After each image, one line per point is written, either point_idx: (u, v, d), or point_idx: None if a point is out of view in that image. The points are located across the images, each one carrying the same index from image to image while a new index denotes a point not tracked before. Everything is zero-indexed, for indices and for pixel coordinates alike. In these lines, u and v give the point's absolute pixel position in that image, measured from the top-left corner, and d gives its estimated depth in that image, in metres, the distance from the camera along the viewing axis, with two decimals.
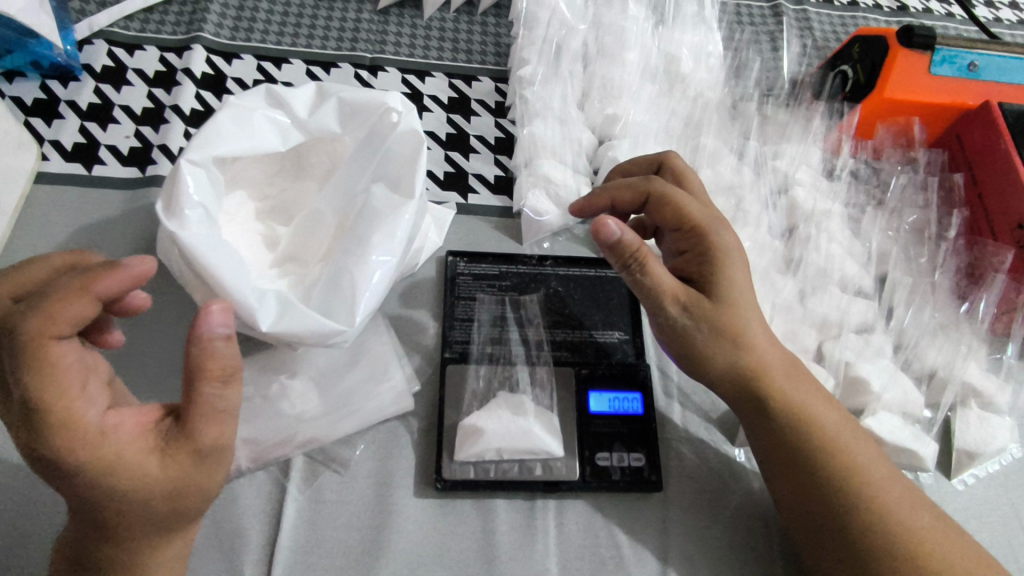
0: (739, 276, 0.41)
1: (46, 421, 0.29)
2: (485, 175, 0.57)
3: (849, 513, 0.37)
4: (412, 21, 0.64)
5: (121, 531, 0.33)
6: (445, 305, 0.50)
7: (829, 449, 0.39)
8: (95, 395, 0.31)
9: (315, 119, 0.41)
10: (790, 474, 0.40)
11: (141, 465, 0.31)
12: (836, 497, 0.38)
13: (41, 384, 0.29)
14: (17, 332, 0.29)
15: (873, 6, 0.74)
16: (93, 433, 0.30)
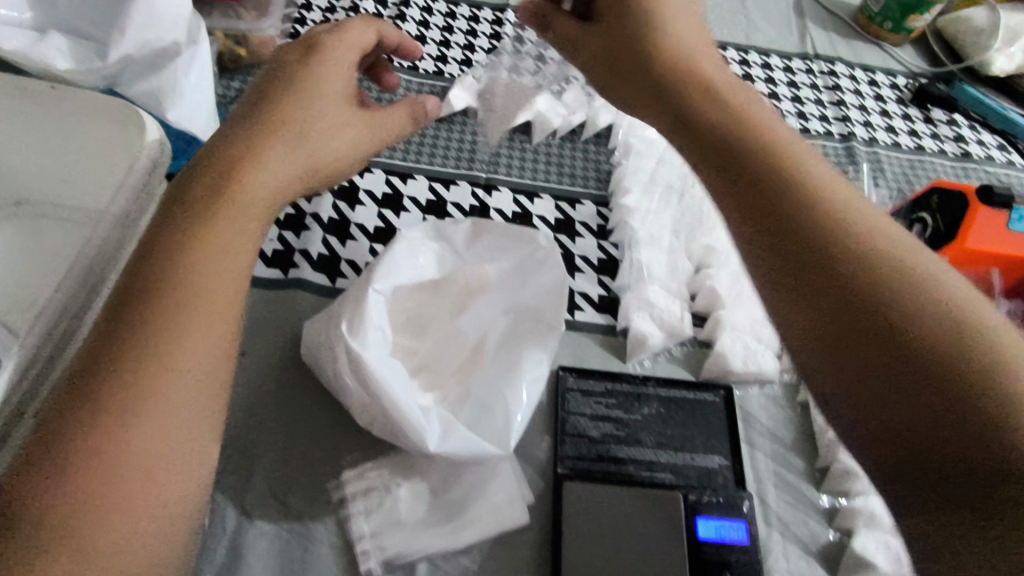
0: (726, 91, 0.44)
1: (297, 116, 0.43)
2: (589, 294, 0.61)
3: (926, 325, 0.32)
4: (522, 145, 0.70)
5: (293, 119, 0.43)
6: (556, 420, 0.53)
7: (895, 253, 0.35)
8: (326, 112, 0.44)
9: (469, 251, 0.47)
10: (796, 284, 0.36)
11: (341, 105, 0.46)
12: (908, 301, 0.33)
13: (305, 104, 0.44)
14: (320, 79, 0.45)
15: (939, 150, 0.80)
16: (330, 119, 0.44)
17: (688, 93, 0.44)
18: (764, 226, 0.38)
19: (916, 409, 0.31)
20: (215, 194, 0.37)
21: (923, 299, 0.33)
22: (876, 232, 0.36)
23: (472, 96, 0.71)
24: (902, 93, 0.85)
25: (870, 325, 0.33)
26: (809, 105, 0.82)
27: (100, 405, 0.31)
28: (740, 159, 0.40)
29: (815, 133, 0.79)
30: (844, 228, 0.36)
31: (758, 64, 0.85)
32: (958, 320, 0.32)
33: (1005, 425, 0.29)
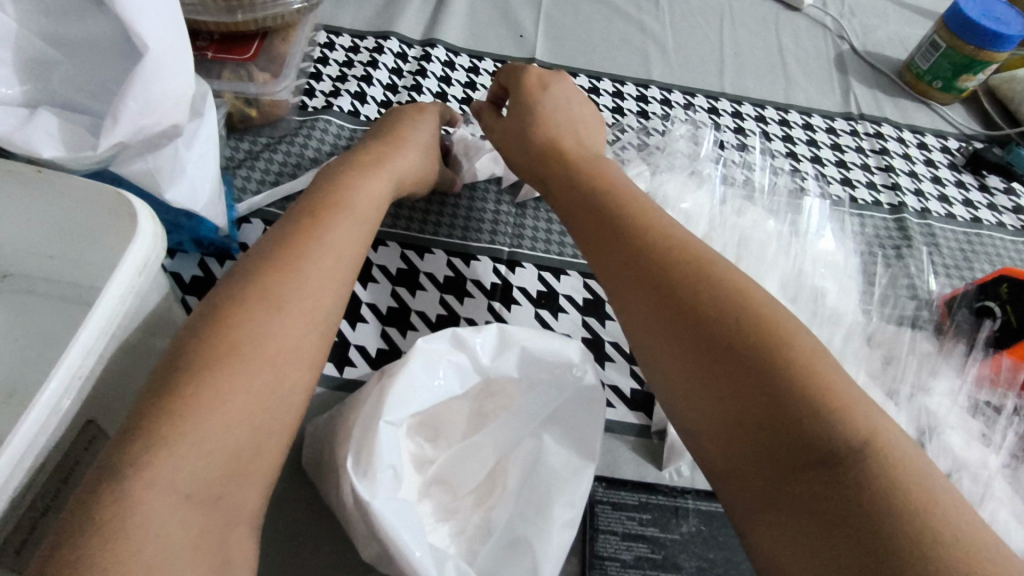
0: (627, 181, 0.52)
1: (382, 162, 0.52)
2: (621, 388, 0.55)
3: (813, 420, 0.33)
4: (548, 216, 0.66)
5: (363, 168, 0.51)
6: (584, 539, 0.47)
7: (776, 346, 0.37)
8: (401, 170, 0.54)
9: (496, 364, 0.41)
10: (686, 369, 0.38)
11: (415, 171, 0.56)
12: (787, 387, 0.35)
13: (383, 161, 0.52)
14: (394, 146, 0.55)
15: (997, 223, 0.74)
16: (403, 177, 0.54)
17: (598, 198, 0.50)
18: (655, 324, 0.41)
19: (793, 496, 0.32)
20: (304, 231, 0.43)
21: (800, 391, 0.34)
22: (758, 329, 0.38)
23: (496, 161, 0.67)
24: (955, 158, 0.80)
25: (753, 420, 0.35)
26: (855, 170, 0.76)
27: (169, 405, 0.32)
28: (632, 256, 0.44)
29: (864, 202, 0.73)
30: (722, 325, 0.38)
31: (799, 123, 0.80)
32: (834, 406, 0.34)
33: (879, 512, 0.29)
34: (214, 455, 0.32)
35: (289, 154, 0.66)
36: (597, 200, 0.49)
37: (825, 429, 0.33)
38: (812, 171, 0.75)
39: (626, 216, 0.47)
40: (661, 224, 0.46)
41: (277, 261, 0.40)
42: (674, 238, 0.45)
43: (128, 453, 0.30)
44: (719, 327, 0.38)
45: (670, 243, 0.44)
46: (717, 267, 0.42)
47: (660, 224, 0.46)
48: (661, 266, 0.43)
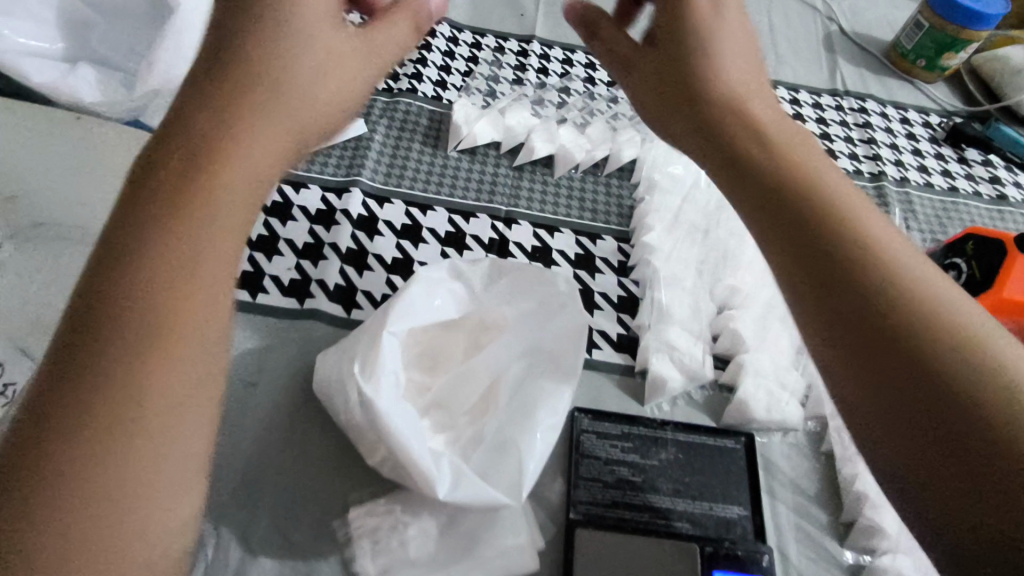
0: (737, 74, 0.44)
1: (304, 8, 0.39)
2: (608, 332, 0.59)
3: (940, 354, 0.30)
4: (544, 178, 0.70)
5: (306, 27, 0.39)
6: (569, 462, 0.52)
7: (900, 276, 0.33)
8: (363, 46, 0.44)
9: (488, 292, 0.46)
10: (789, 262, 0.36)
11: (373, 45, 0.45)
12: (910, 319, 0.32)
13: (319, 19, 0.40)
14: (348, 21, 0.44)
15: (973, 193, 0.77)
16: (359, 48, 0.44)
17: (712, 91, 0.43)
18: (766, 241, 0.37)
19: (911, 406, 0.30)
20: (228, 117, 0.34)
21: (926, 324, 0.32)
22: (876, 254, 0.34)
23: (496, 128, 0.71)
24: (936, 132, 0.83)
25: (870, 328, 0.32)
26: (838, 141, 0.80)
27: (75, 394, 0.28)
28: (731, 154, 0.41)
29: (845, 171, 0.77)
30: (846, 250, 0.34)
31: (787, 98, 0.83)
32: (959, 339, 0.31)
33: (1005, 469, 0.27)
34: (150, 432, 0.28)
35: None
36: (698, 97, 0.43)
37: (953, 355, 0.30)
38: None
39: (740, 108, 0.42)
40: (773, 127, 0.41)
41: (191, 159, 0.33)
42: (792, 149, 0.40)
43: (37, 444, 0.27)
44: (840, 250, 0.35)
45: (789, 154, 0.39)
46: (838, 184, 0.38)
47: (774, 129, 0.41)
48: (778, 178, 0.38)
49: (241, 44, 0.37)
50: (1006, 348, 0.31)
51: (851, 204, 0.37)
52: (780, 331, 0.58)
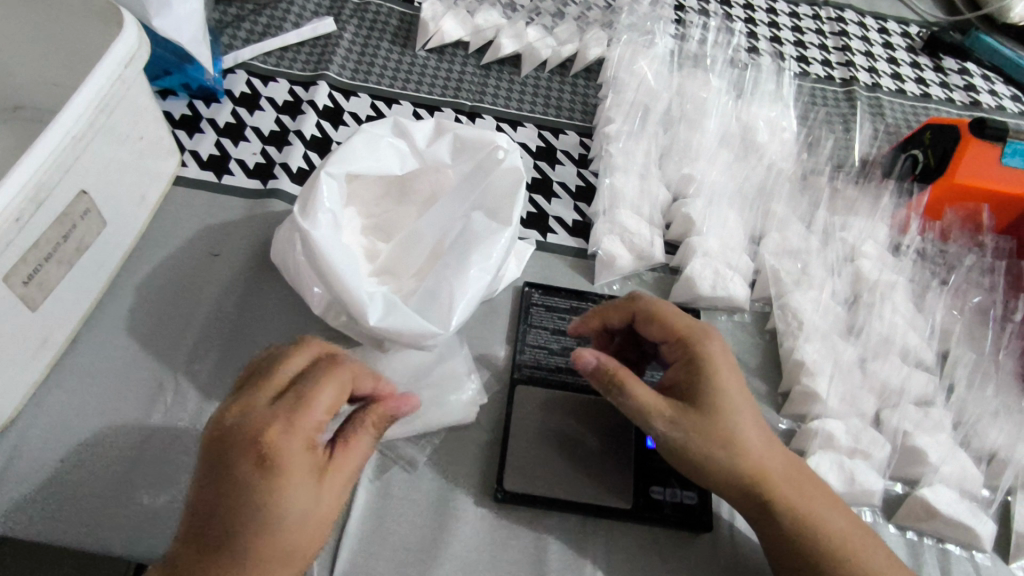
0: (734, 380, 0.41)
1: (246, 401, 0.34)
2: (564, 218, 0.61)
3: (806, 524, 0.40)
4: (510, 77, 0.71)
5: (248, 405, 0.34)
6: (517, 331, 0.53)
7: (771, 479, 0.40)
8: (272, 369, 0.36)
9: (430, 149, 0.47)
10: (721, 484, 0.41)
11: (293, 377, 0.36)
12: (788, 512, 0.40)
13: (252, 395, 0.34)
14: (283, 378, 0.36)
15: (946, 99, 0.76)
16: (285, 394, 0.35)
17: (713, 407, 0.40)
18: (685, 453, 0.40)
19: (782, 538, 0.40)
20: (235, 513, 0.31)
21: (789, 514, 0.40)
22: (770, 468, 0.40)
23: (464, 28, 0.72)
24: (913, 42, 0.82)
25: (756, 494, 0.40)
26: (811, 49, 0.78)
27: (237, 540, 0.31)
28: (711, 446, 0.40)
29: (817, 76, 0.75)
30: (744, 471, 0.40)
31: (764, 7, 0.82)
32: (825, 522, 0.40)
33: (832, 556, 0.39)
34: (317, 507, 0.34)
35: (272, 18, 0.71)
36: (684, 414, 0.40)
37: (819, 535, 0.40)
38: (769, 48, 0.76)
39: (731, 424, 0.40)
40: (751, 414, 0.41)
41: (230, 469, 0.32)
42: (739, 394, 0.41)
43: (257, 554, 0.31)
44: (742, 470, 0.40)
45: (725, 385, 0.41)
46: (749, 404, 0.41)
47: (723, 364, 0.41)
48: (719, 414, 0.40)
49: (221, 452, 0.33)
50: (851, 531, 0.40)
51: (756, 427, 0.41)
52: (732, 214, 0.59)
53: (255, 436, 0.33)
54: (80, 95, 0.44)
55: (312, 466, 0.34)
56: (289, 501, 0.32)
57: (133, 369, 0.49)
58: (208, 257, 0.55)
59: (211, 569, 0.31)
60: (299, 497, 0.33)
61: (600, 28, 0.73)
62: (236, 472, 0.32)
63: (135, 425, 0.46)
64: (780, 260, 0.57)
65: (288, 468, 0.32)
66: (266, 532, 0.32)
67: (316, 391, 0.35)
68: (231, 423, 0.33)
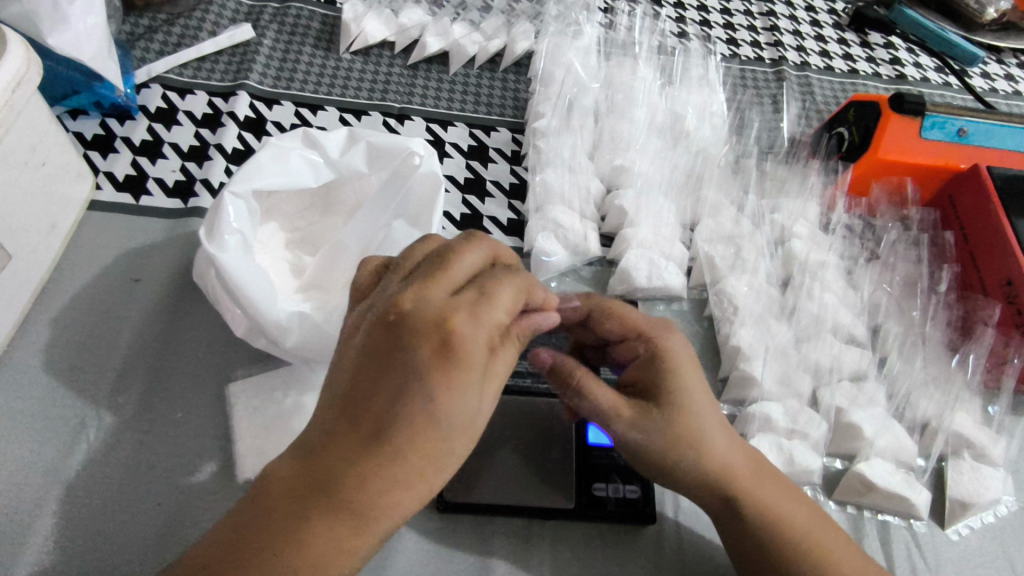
0: (701, 398, 0.38)
1: (422, 312, 0.30)
2: (498, 217, 0.60)
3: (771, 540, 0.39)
4: (439, 76, 0.69)
5: (429, 313, 0.30)
6: None
7: (727, 480, 0.39)
8: (452, 272, 0.32)
9: (345, 159, 0.47)
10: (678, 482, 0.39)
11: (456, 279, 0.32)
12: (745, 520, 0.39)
13: (426, 298, 0.30)
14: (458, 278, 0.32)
15: (873, 73, 0.77)
16: (467, 300, 0.31)
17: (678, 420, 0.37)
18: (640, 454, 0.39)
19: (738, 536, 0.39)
20: (405, 403, 0.28)
21: (748, 520, 0.39)
22: (726, 474, 0.39)
23: (389, 27, 0.70)
24: (839, 19, 0.83)
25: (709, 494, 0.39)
26: (741, 31, 0.79)
27: (404, 457, 0.29)
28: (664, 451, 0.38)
29: (746, 58, 0.75)
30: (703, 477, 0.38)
31: None
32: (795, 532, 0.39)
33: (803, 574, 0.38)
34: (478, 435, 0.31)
35: (187, 27, 0.69)
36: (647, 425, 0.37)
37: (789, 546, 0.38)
38: (698, 32, 0.76)
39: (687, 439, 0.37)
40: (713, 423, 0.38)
41: (406, 379, 0.29)
42: (707, 407, 0.38)
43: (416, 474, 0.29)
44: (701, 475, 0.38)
45: (688, 389, 0.38)
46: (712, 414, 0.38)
47: (689, 377, 0.38)
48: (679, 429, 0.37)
49: (401, 357, 0.29)
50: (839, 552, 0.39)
51: (718, 430, 0.38)
52: (665, 203, 0.59)
53: (435, 329, 0.29)
54: None
55: (485, 370, 0.30)
56: (464, 404, 0.29)
57: (51, 406, 0.47)
58: (128, 282, 0.53)
59: (385, 450, 0.28)
60: (470, 403, 0.30)
61: (527, 20, 0.72)
62: (417, 385, 0.29)
63: (56, 465, 0.44)
64: (713, 246, 0.57)
65: (469, 369, 0.29)
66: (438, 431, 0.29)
67: (498, 296, 0.31)
68: (404, 322, 0.30)
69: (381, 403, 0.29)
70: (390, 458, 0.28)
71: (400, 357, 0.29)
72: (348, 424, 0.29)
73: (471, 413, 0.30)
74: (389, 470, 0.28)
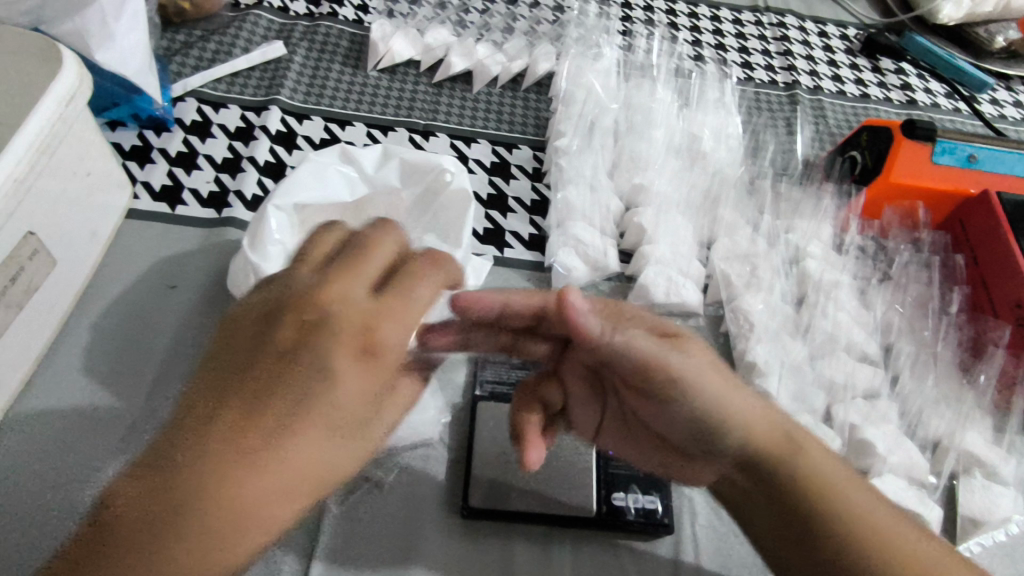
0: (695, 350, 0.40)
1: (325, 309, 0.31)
2: (520, 233, 0.62)
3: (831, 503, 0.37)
4: (462, 94, 0.72)
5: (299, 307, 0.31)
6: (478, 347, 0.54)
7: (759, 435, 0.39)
8: (383, 263, 0.34)
9: (379, 174, 0.49)
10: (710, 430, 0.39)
11: (371, 273, 0.33)
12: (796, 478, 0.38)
13: (345, 289, 0.32)
14: (371, 265, 0.34)
15: (883, 99, 0.79)
16: (357, 292, 0.33)
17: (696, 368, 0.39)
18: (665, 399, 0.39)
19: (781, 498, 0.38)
20: (303, 393, 0.29)
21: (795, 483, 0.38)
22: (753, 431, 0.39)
23: (414, 47, 0.73)
24: (852, 44, 0.85)
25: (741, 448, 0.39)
26: (755, 55, 0.81)
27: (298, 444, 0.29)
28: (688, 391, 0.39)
29: (761, 81, 0.78)
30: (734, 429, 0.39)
31: (708, 15, 0.84)
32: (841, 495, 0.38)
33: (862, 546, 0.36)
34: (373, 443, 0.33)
35: (221, 44, 0.71)
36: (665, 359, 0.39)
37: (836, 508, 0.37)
38: (714, 56, 0.78)
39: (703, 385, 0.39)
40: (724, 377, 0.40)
41: (319, 369, 0.30)
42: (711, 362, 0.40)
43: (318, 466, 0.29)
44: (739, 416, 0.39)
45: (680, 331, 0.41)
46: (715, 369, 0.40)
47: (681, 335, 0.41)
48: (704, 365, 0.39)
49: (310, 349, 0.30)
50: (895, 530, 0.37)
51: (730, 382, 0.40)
52: (682, 221, 0.61)
53: (354, 319, 0.31)
54: (23, 135, 0.43)
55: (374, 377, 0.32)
56: (352, 398, 0.31)
57: (89, 407, 0.48)
58: (164, 289, 0.55)
59: (300, 434, 0.28)
60: (362, 400, 0.31)
61: (548, 42, 0.74)
62: (325, 371, 0.30)
63: (95, 463, 0.46)
64: (729, 264, 0.58)
65: (364, 362, 0.31)
66: (345, 411, 0.30)
67: (417, 290, 0.34)
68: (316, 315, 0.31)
69: (295, 389, 0.29)
70: (298, 446, 0.28)
71: (325, 348, 0.30)
72: (243, 404, 0.28)
73: (368, 409, 0.31)
74: (291, 456, 0.28)
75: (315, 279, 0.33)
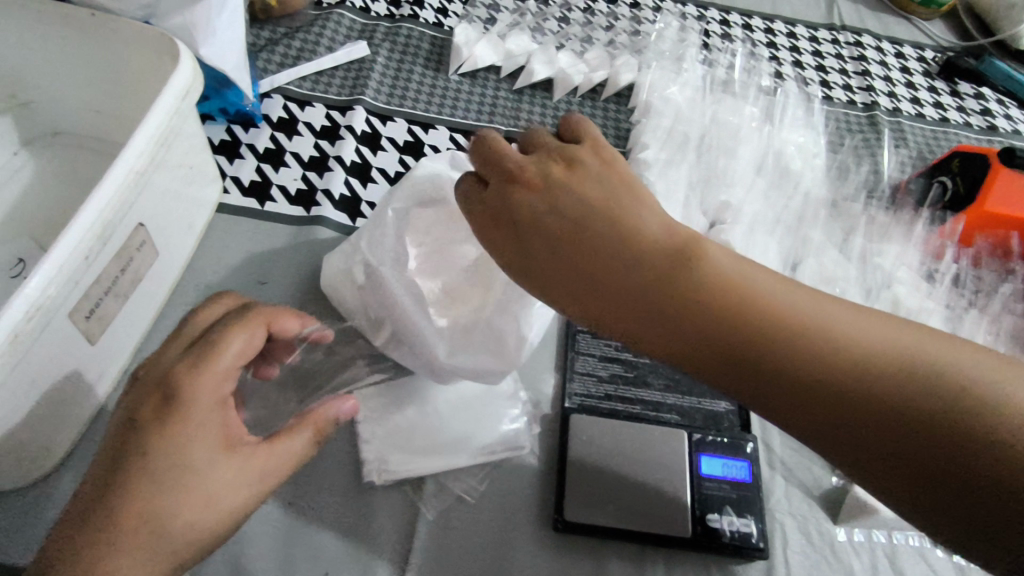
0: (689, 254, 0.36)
1: (152, 375, 0.37)
2: None
3: (875, 385, 0.30)
4: (543, 102, 0.71)
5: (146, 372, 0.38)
6: (565, 359, 0.54)
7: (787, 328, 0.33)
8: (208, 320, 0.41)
9: None
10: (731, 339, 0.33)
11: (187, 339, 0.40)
12: (820, 378, 0.31)
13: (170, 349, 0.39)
14: (215, 331, 0.39)
15: (964, 123, 0.78)
16: (208, 352, 0.38)
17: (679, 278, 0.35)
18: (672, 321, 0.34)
19: (860, 418, 0.30)
20: (127, 451, 0.34)
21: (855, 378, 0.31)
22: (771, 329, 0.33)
23: (496, 52, 0.72)
24: (929, 67, 0.84)
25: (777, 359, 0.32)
26: (833, 74, 0.80)
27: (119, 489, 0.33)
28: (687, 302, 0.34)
29: (840, 101, 0.77)
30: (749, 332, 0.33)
31: (784, 32, 0.83)
32: (883, 360, 0.31)
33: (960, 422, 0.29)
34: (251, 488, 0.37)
35: (305, 41, 0.71)
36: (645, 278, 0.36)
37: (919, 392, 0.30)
38: (793, 73, 0.78)
39: (702, 300, 0.34)
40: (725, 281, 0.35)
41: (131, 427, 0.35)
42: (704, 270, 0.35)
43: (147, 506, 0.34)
44: (733, 344, 0.33)
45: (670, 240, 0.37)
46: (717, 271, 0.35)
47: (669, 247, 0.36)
48: (671, 295, 0.34)
49: (129, 407, 0.36)
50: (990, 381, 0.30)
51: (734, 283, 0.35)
52: (770, 241, 0.60)
53: (166, 377, 0.36)
54: (145, 128, 0.43)
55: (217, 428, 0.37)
56: (187, 453, 0.35)
57: None
58: (255, 285, 0.55)
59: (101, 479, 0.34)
60: (205, 454, 0.36)
61: (629, 53, 0.74)
62: (136, 426, 0.35)
63: None
64: (818, 286, 0.58)
65: (186, 415, 0.36)
66: (174, 459, 0.35)
67: (231, 344, 0.38)
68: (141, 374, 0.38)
69: (113, 448, 0.35)
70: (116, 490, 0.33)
71: (130, 404, 0.36)
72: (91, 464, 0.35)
73: (215, 461, 0.36)
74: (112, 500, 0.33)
75: (182, 352, 0.38)
